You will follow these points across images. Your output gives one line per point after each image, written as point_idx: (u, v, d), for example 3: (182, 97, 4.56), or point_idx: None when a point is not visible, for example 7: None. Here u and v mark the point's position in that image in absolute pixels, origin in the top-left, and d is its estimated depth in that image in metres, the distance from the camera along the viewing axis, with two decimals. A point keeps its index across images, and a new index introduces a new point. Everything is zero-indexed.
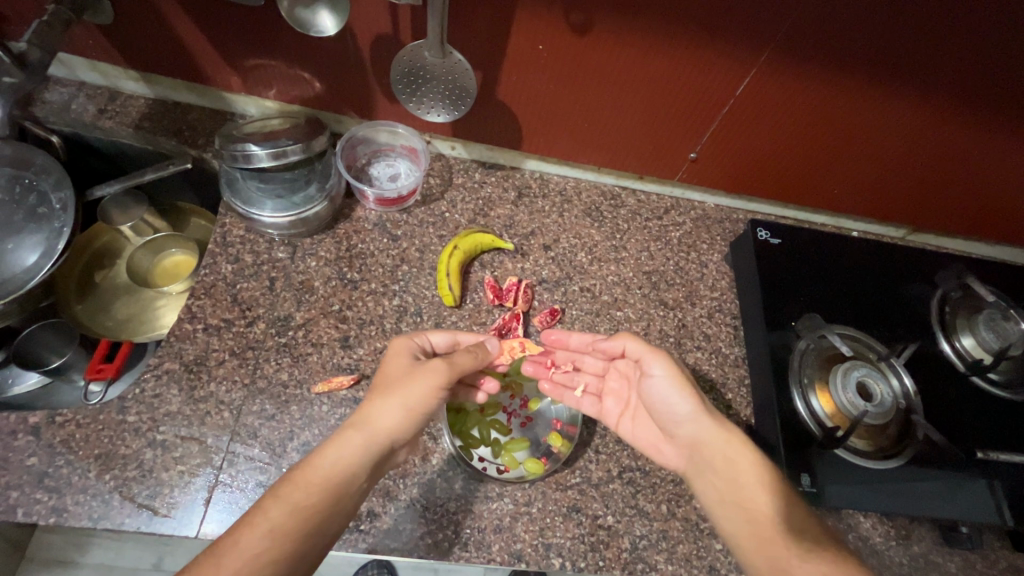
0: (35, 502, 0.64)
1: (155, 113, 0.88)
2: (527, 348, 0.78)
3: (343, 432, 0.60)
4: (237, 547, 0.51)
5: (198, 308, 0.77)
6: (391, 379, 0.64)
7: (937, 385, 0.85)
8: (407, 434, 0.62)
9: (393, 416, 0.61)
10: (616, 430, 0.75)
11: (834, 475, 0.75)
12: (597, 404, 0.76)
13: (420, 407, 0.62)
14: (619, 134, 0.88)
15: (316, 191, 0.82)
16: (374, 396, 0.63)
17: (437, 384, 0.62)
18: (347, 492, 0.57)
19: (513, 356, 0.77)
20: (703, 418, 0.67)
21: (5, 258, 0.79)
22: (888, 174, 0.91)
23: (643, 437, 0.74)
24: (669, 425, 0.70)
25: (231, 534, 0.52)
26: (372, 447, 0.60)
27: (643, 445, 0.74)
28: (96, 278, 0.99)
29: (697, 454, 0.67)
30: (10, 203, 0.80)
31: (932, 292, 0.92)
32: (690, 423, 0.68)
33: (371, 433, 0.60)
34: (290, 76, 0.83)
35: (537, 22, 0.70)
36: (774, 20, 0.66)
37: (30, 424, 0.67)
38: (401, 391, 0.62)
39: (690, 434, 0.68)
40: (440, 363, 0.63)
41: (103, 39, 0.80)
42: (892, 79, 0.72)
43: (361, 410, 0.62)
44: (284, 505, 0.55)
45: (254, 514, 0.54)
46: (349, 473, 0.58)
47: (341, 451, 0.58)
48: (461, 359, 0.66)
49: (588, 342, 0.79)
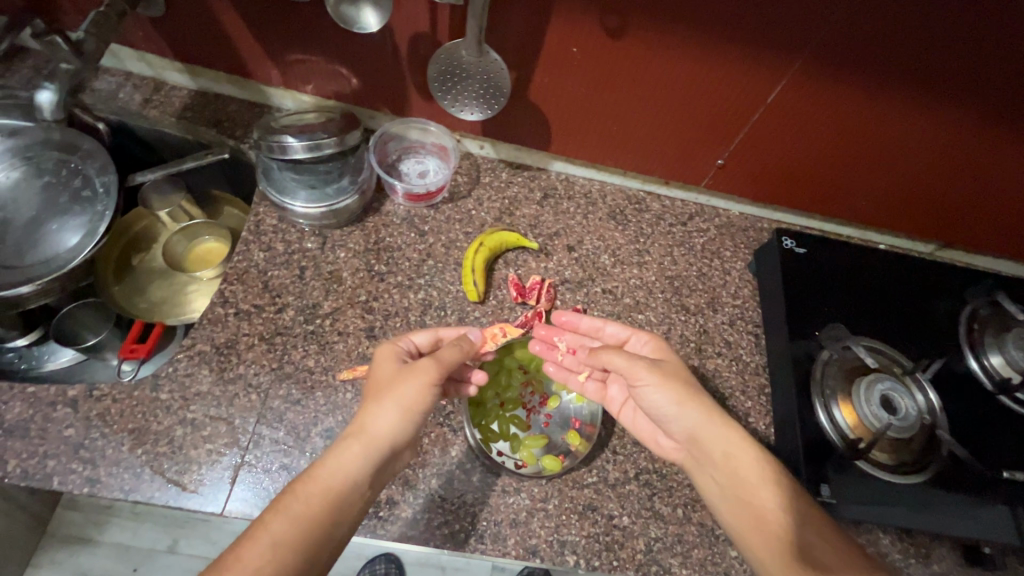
0: (70, 472, 0.66)
1: (197, 104, 0.91)
2: (509, 333, 0.79)
3: (343, 443, 0.61)
4: (240, 561, 0.51)
5: (231, 292, 0.80)
6: (380, 385, 0.65)
7: (964, 402, 0.83)
8: (403, 438, 0.63)
9: (389, 419, 0.62)
10: (618, 418, 0.76)
11: (856, 487, 0.75)
12: (600, 389, 0.78)
13: (413, 407, 0.63)
14: (646, 137, 0.89)
15: (349, 183, 0.85)
16: (368, 403, 0.63)
17: (428, 380, 0.64)
18: (351, 499, 0.58)
19: (496, 344, 0.78)
20: (695, 411, 0.67)
21: (52, 237, 0.85)
22: (918, 187, 0.90)
23: (643, 426, 0.75)
24: (662, 423, 0.70)
25: (235, 547, 0.53)
26: (372, 453, 0.60)
27: (642, 435, 0.74)
28: (133, 261, 1.02)
29: (695, 446, 0.67)
30: (58, 185, 0.86)
31: (961, 308, 0.91)
32: (678, 416, 0.67)
33: (369, 440, 0.61)
34: (329, 72, 0.86)
35: (573, 23, 0.71)
36: (808, 27, 0.66)
37: (69, 397, 0.70)
38: (393, 394, 0.63)
39: (685, 428, 0.67)
40: (428, 361, 0.64)
41: (153, 30, 0.83)
42: (927, 90, 0.72)
43: (357, 419, 0.62)
44: (286, 516, 0.55)
45: (257, 528, 0.54)
46: (349, 482, 0.59)
47: (341, 461, 0.59)
48: (447, 353, 0.67)
49: (597, 326, 0.80)
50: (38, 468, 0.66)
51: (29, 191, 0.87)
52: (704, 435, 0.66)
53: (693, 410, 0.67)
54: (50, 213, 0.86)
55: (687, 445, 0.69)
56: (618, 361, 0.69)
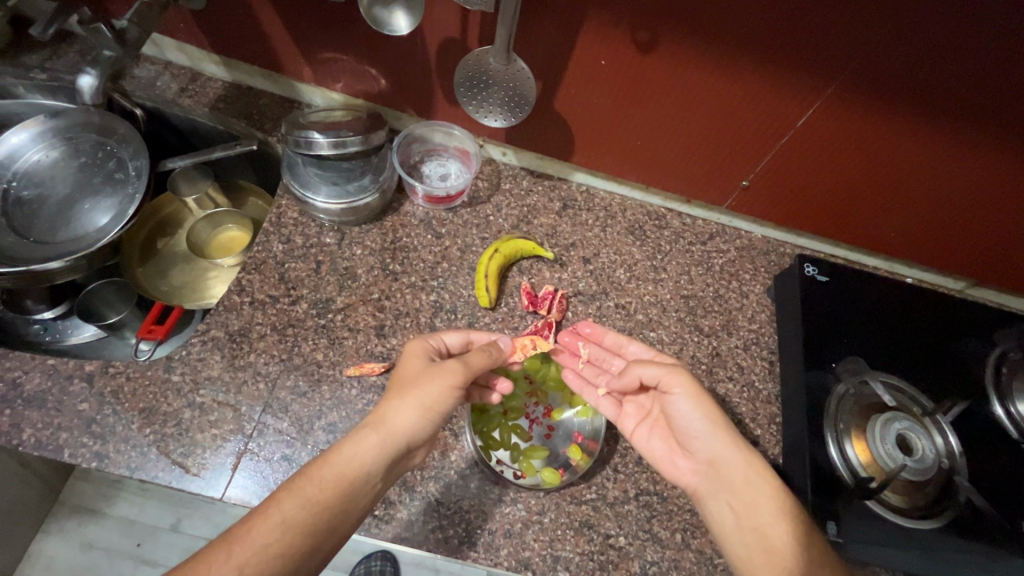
0: (80, 445, 0.68)
1: (230, 96, 0.94)
2: (539, 346, 0.78)
3: (361, 430, 0.60)
4: (249, 536, 0.52)
5: (248, 281, 0.81)
6: (405, 380, 0.65)
7: (987, 450, 0.80)
8: (421, 436, 0.63)
9: (409, 415, 0.61)
10: (631, 439, 0.73)
11: (864, 526, 0.72)
12: (615, 408, 0.75)
13: (435, 407, 0.63)
14: (672, 153, 0.88)
15: (370, 182, 0.86)
16: (390, 396, 0.63)
17: (453, 383, 0.64)
18: (361, 490, 0.58)
19: (526, 355, 0.77)
20: (721, 432, 0.66)
21: (84, 216, 0.88)
22: (951, 221, 0.87)
23: (657, 448, 0.72)
24: (687, 440, 0.68)
25: (245, 520, 0.53)
26: (387, 446, 0.60)
27: (656, 458, 0.71)
28: (158, 244, 1.05)
29: (714, 471, 0.66)
30: (94, 166, 0.90)
31: (990, 350, 0.87)
32: (707, 436, 0.66)
33: (386, 432, 0.60)
34: (358, 71, 0.87)
35: (604, 36, 0.71)
36: (845, 53, 0.65)
37: (85, 371, 0.72)
38: (418, 391, 0.63)
39: (707, 450, 0.66)
40: (455, 364, 0.65)
41: (194, 23, 0.86)
42: (966, 124, 0.69)
43: (377, 411, 0.62)
44: (298, 499, 0.55)
45: (269, 504, 0.55)
46: (362, 473, 0.58)
47: (357, 449, 0.59)
48: (474, 359, 0.67)
49: (621, 343, 0.79)
50: (51, 439, 0.68)
51: (65, 170, 0.90)
52: (728, 459, 0.65)
53: (717, 431, 0.66)
54: (84, 192, 0.89)
55: (707, 470, 0.66)
56: (649, 371, 0.69)
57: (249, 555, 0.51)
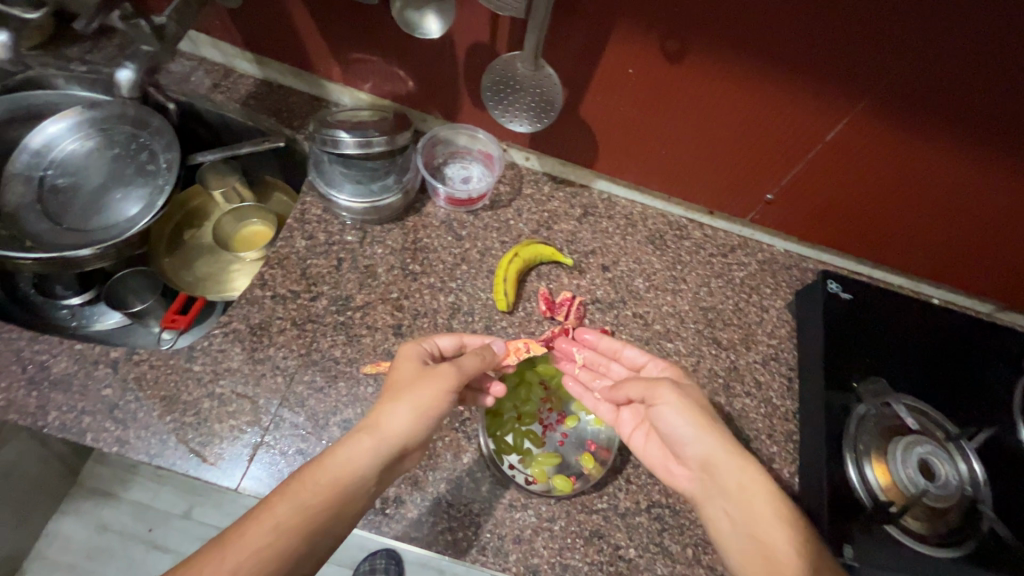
0: (103, 429, 0.70)
1: (262, 93, 0.95)
2: (533, 348, 0.78)
3: (355, 434, 0.61)
4: (244, 538, 0.52)
5: (271, 275, 0.83)
6: (399, 382, 0.65)
7: (1013, 479, 0.77)
8: (415, 438, 0.63)
9: (402, 418, 0.62)
10: (628, 442, 0.74)
11: (881, 551, 0.70)
12: (613, 411, 0.75)
13: (429, 412, 0.63)
14: (694, 164, 0.87)
15: (393, 182, 0.87)
16: (384, 399, 0.63)
17: (446, 387, 0.64)
18: (355, 494, 0.58)
19: (519, 358, 0.77)
20: (710, 436, 0.64)
21: (116, 206, 0.90)
22: (983, 242, 0.84)
23: (653, 454, 0.72)
24: (677, 446, 0.67)
25: (239, 523, 0.54)
26: (381, 450, 0.60)
27: (653, 462, 0.71)
28: (185, 235, 1.07)
29: (707, 474, 0.64)
30: (126, 157, 0.92)
31: (1020, 377, 0.85)
32: (696, 439, 0.65)
33: (380, 437, 0.61)
34: (386, 73, 0.88)
35: (632, 45, 0.71)
36: (875, 68, 0.64)
37: (110, 357, 0.74)
38: (412, 393, 0.63)
39: (699, 453, 0.65)
40: (449, 368, 0.65)
41: (229, 21, 0.88)
42: (1000, 142, 0.68)
43: (372, 415, 0.63)
44: (292, 502, 0.55)
45: (263, 508, 0.55)
46: (356, 477, 0.58)
47: (351, 454, 0.59)
48: (467, 363, 0.67)
49: (615, 348, 0.79)
50: (76, 422, 0.70)
51: (99, 161, 0.92)
52: (720, 459, 0.63)
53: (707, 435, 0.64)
54: (116, 183, 0.92)
55: (701, 475, 0.65)
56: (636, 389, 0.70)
57: (244, 556, 0.51)
